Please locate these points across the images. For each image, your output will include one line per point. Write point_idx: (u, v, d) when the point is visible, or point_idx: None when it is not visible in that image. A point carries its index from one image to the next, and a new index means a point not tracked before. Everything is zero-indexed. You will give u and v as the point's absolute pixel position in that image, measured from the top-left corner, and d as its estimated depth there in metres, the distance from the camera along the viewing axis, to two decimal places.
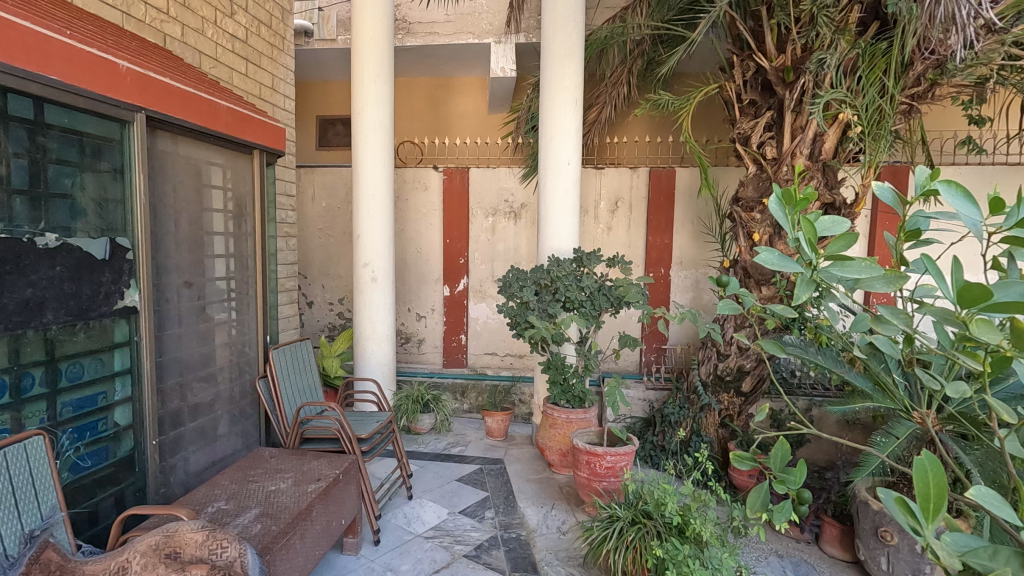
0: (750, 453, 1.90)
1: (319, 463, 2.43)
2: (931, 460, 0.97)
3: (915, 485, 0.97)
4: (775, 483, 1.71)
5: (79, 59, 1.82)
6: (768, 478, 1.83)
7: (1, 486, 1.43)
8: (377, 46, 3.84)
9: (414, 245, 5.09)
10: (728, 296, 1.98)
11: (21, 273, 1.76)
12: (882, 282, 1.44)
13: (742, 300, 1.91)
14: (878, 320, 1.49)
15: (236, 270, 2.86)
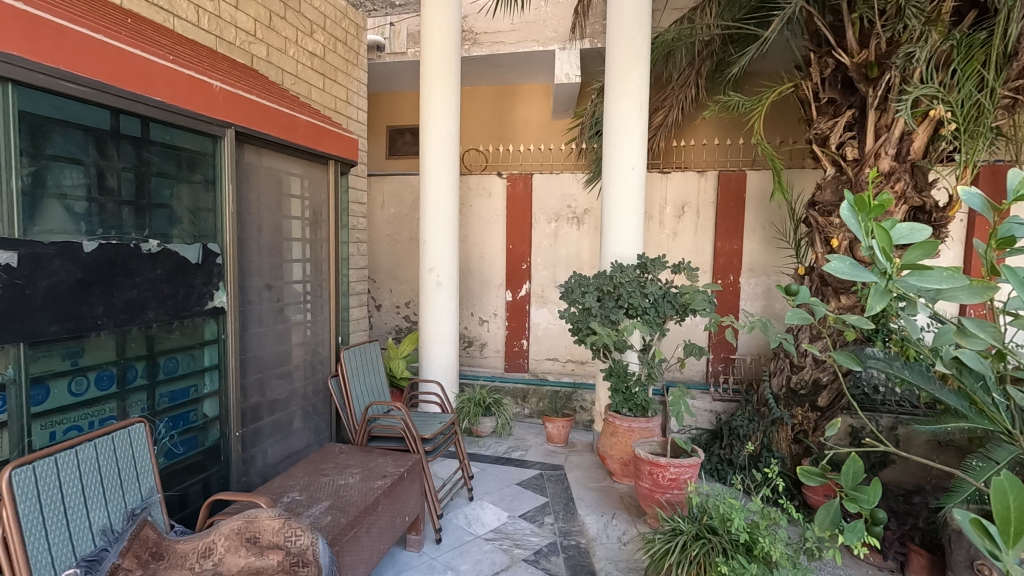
0: (821, 469, 1.90)
1: (385, 460, 2.53)
2: (1010, 483, 1.06)
3: (995, 507, 1.05)
4: (846, 501, 1.67)
5: (178, 81, 2.00)
6: (839, 496, 1.80)
7: (109, 468, 1.59)
8: (444, 58, 3.96)
9: (478, 250, 5.18)
10: (796, 306, 1.87)
11: (128, 274, 1.91)
12: (967, 293, 1.34)
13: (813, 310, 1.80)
14: (963, 333, 1.41)
15: (312, 274, 3.03)
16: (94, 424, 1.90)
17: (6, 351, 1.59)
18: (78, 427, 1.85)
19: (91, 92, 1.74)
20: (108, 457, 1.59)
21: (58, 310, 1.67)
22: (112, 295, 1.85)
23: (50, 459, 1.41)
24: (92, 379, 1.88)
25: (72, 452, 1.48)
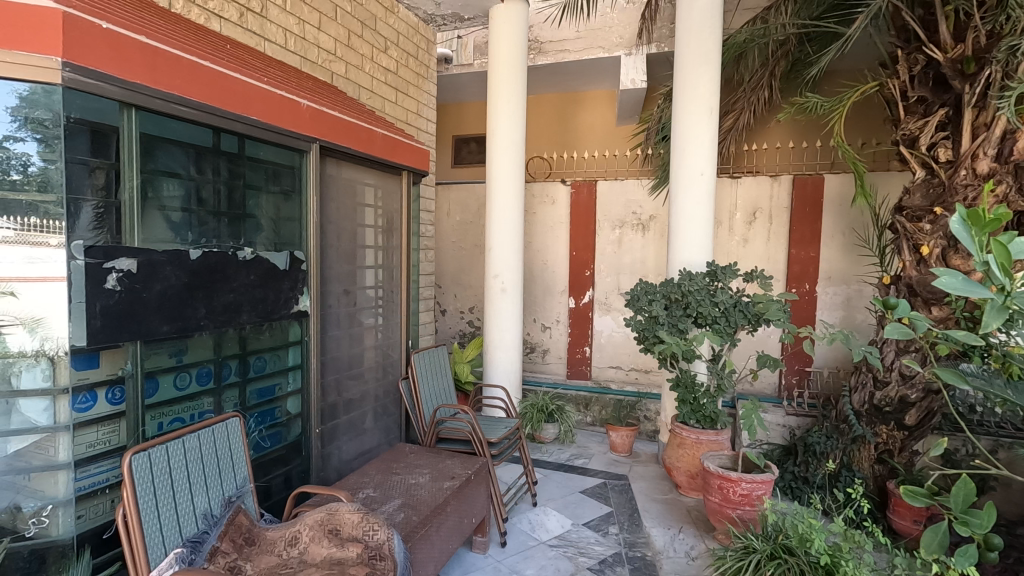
0: (922, 489, 1.72)
1: (453, 462, 2.59)
2: None
3: None
4: (956, 524, 1.54)
5: (271, 100, 2.18)
6: (947, 519, 1.63)
7: (209, 457, 1.73)
8: (511, 68, 4.04)
9: (542, 256, 5.22)
10: (895, 320, 1.76)
11: (226, 280, 2.08)
12: None
13: (915, 325, 1.71)
14: None
15: (384, 280, 3.16)
16: (195, 417, 2.07)
17: (125, 348, 1.78)
18: (181, 419, 2.02)
19: (198, 113, 1.92)
20: (209, 448, 1.73)
21: (168, 311, 1.84)
22: (213, 298, 2.02)
23: (161, 448, 1.56)
24: (193, 376, 2.04)
25: (178, 442, 1.62)
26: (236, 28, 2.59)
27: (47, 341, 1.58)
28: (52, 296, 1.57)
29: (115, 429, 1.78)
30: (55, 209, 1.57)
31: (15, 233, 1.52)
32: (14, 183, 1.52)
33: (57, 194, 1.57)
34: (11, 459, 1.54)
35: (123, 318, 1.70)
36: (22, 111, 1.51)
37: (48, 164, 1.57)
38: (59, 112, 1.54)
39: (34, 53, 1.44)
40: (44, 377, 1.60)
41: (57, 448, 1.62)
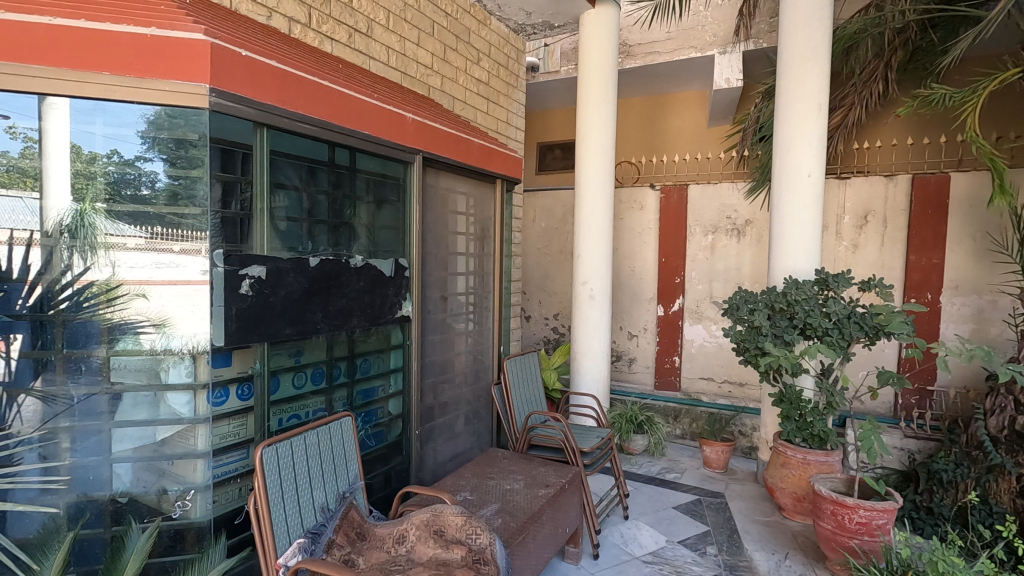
0: None
1: (546, 470, 2.58)
2: None
3: None
4: None
5: (381, 115, 2.30)
6: None
7: (325, 454, 1.82)
8: (602, 73, 4.00)
9: (629, 263, 5.12)
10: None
11: (340, 286, 2.20)
12: None
13: None
14: None
15: (477, 286, 3.22)
16: (310, 414, 2.20)
17: (255, 348, 1.93)
18: (298, 416, 2.15)
19: (319, 130, 2.05)
20: (325, 445, 1.83)
21: (291, 315, 1.99)
22: (329, 303, 2.15)
23: (287, 442, 1.68)
24: (309, 375, 2.18)
25: (301, 437, 1.74)
26: (345, 48, 2.77)
27: (182, 340, 1.75)
28: (182, 299, 1.74)
29: (244, 422, 1.93)
30: (179, 220, 1.73)
31: (146, 241, 1.71)
32: (146, 198, 1.71)
33: (182, 206, 1.73)
34: (158, 445, 1.74)
35: (254, 320, 1.85)
36: (150, 133, 1.67)
37: (175, 180, 1.72)
38: (181, 133, 1.69)
39: (187, 81, 1.60)
40: (187, 373, 1.77)
41: (196, 438, 1.78)
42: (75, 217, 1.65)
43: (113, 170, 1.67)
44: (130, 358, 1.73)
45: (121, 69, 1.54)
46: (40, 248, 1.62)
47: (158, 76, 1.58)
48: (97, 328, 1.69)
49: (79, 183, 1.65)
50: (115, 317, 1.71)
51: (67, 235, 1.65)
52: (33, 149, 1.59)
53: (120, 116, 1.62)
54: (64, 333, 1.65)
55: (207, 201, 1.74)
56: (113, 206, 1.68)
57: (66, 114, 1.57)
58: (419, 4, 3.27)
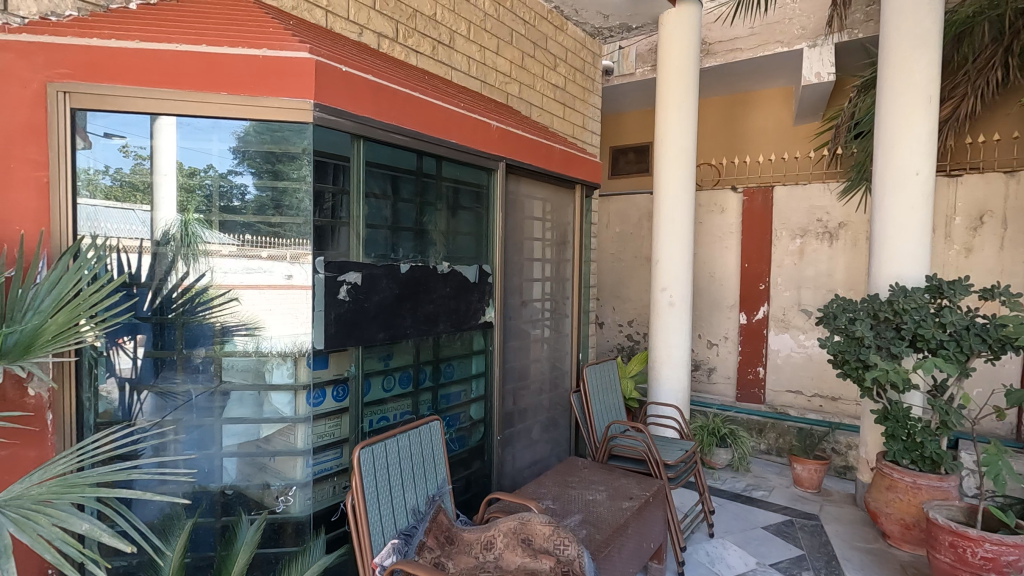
0: None
1: (629, 481, 2.51)
2: None
3: None
4: None
5: (467, 124, 2.36)
6: None
7: (416, 457, 1.86)
8: (682, 72, 3.88)
9: (708, 269, 4.92)
10: None
11: (427, 292, 2.25)
12: None
13: None
14: None
15: (555, 292, 3.20)
16: (397, 416, 2.26)
17: (350, 351, 2.01)
18: (387, 418, 2.22)
19: (410, 140, 2.12)
20: (416, 448, 1.87)
21: (383, 320, 2.06)
22: (417, 308, 2.21)
23: (381, 444, 1.73)
24: (397, 379, 2.24)
25: (393, 440, 1.78)
26: (429, 60, 2.86)
27: (271, 344, 1.83)
28: (281, 305, 1.83)
29: (338, 422, 2.01)
30: (268, 228, 1.81)
31: (238, 248, 1.80)
32: (237, 209, 1.79)
33: (271, 216, 1.81)
34: (262, 441, 1.84)
35: (350, 325, 1.93)
36: (241, 149, 1.75)
37: (262, 191, 1.80)
38: (270, 147, 1.77)
39: (295, 98, 1.69)
40: (289, 373, 1.85)
41: (296, 436, 1.86)
42: (181, 227, 1.76)
43: (209, 182, 1.76)
44: (237, 358, 1.82)
45: (236, 88, 1.65)
46: (149, 255, 1.74)
47: (269, 94, 1.68)
48: (208, 330, 1.80)
49: (183, 199, 1.76)
50: (216, 321, 1.81)
51: (173, 244, 1.76)
52: (143, 166, 1.72)
53: (229, 131, 1.72)
54: (182, 335, 1.78)
55: (306, 206, 1.81)
56: (208, 217, 1.78)
57: (173, 131, 1.69)
58: (498, 13, 3.32)
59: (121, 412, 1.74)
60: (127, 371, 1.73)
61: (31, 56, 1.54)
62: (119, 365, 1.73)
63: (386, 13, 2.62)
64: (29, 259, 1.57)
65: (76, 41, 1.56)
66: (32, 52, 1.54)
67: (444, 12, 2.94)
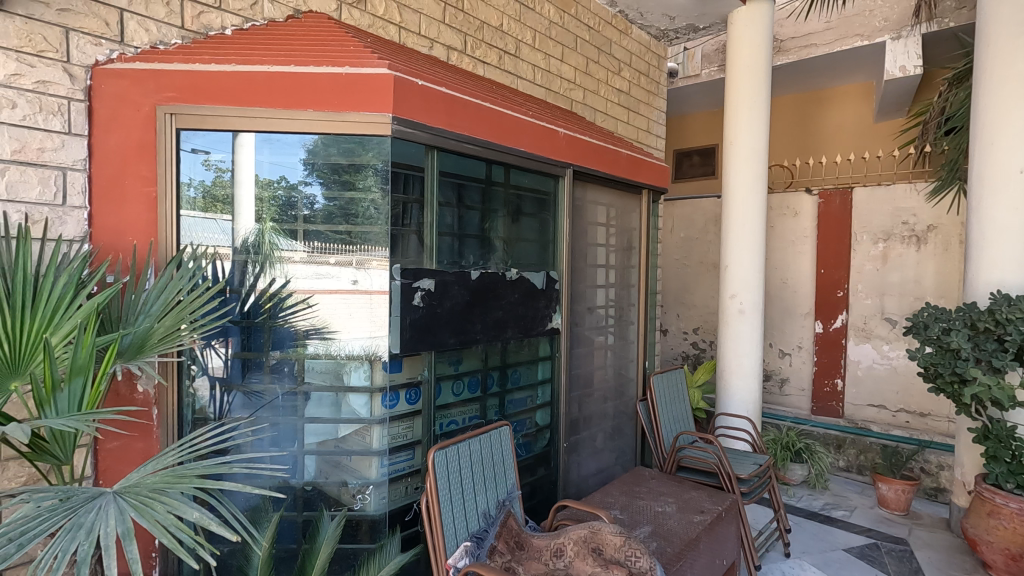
0: None
1: (699, 495, 2.44)
2: None
3: None
4: None
5: (537, 132, 2.38)
6: None
7: (487, 461, 1.89)
8: (754, 71, 3.74)
9: (780, 275, 4.72)
10: None
11: (496, 298, 2.29)
12: None
13: None
14: None
15: (620, 298, 3.16)
16: (466, 420, 2.31)
17: (423, 356, 2.07)
18: (456, 422, 2.26)
19: (481, 149, 2.16)
20: (487, 452, 1.90)
21: (455, 325, 2.11)
22: (487, 314, 2.25)
23: (454, 447, 1.77)
24: (466, 383, 2.28)
25: (465, 444, 1.82)
26: (496, 70, 2.91)
27: (342, 349, 1.91)
28: (357, 309, 1.90)
29: (411, 425, 2.07)
30: (351, 237, 1.88)
31: (307, 255, 1.87)
32: (299, 217, 1.86)
33: (339, 226, 1.87)
34: (339, 441, 1.93)
35: (424, 330, 1.99)
36: (309, 160, 1.84)
37: (330, 202, 1.87)
38: (335, 160, 1.84)
39: (375, 112, 1.76)
40: (366, 376, 1.93)
41: (372, 437, 1.94)
42: (258, 235, 1.86)
43: (281, 193, 1.85)
44: (318, 360, 1.91)
45: (320, 105, 1.75)
46: (230, 262, 1.85)
47: (351, 109, 1.76)
48: (289, 333, 1.89)
49: (260, 209, 1.85)
50: (297, 326, 1.89)
51: (252, 252, 1.86)
52: (223, 178, 1.82)
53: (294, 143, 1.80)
54: (269, 338, 1.88)
55: (373, 212, 1.88)
56: (291, 227, 1.86)
57: (250, 147, 1.80)
58: (563, 20, 3.34)
59: (214, 410, 1.86)
60: (219, 371, 1.86)
61: (143, 83, 1.69)
62: (212, 365, 1.85)
63: (455, 26, 2.70)
64: (140, 267, 1.73)
65: (181, 67, 1.70)
66: (144, 78, 1.69)
67: (510, 22, 2.99)
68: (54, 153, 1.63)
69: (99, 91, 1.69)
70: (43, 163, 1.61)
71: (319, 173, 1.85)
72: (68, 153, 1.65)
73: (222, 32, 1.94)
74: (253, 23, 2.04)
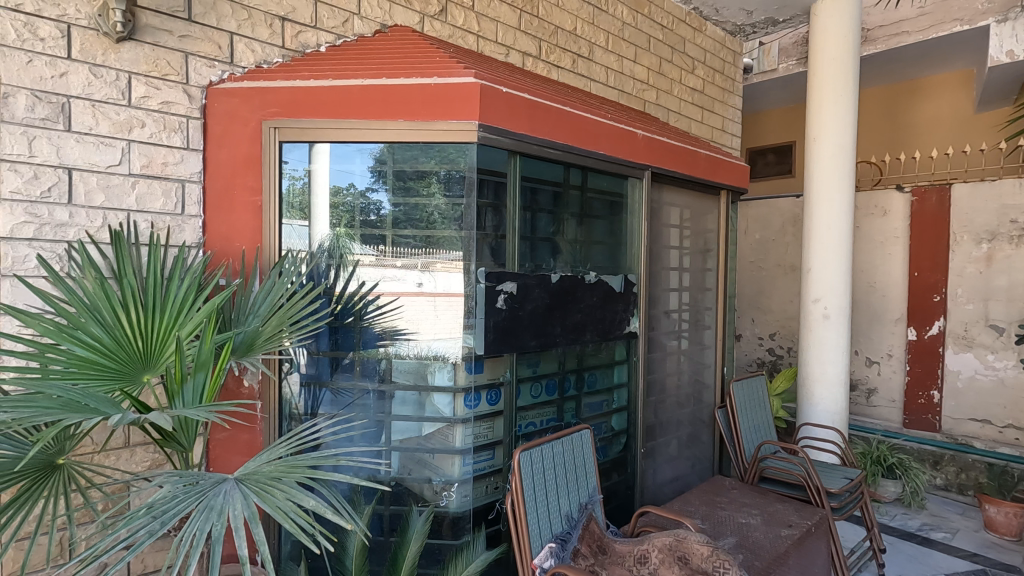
0: None
1: (786, 508, 2.33)
2: None
3: None
4: None
5: (616, 134, 2.37)
6: None
7: (569, 464, 1.90)
8: (840, 63, 3.54)
9: (867, 278, 4.45)
10: None
11: (575, 302, 2.31)
12: None
13: None
14: None
15: (695, 302, 3.08)
16: (544, 422, 2.32)
17: (505, 358, 2.10)
18: (534, 423, 2.28)
19: (561, 153, 2.17)
20: (569, 456, 1.91)
21: (535, 328, 2.15)
22: (566, 317, 2.28)
23: (538, 449, 1.79)
24: (544, 386, 2.30)
25: (549, 446, 1.84)
26: (569, 74, 2.93)
27: (410, 347, 1.97)
28: (442, 310, 1.95)
29: (492, 425, 2.10)
30: (433, 239, 1.94)
31: (375, 257, 1.94)
32: (375, 223, 1.93)
33: (404, 229, 1.93)
34: (423, 438, 1.99)
35: (506, 332, 2.04)
36: (376, 168, 1.90)
37: (393, 208, 1.92)
38: (402, 167, 1.90)
39: (463, 120, 1.81)
40: (449, 377, 1.98)
41: (454, 436, 1.99)
42: (333, 240, 1.93)
43: (350, 200, 1.92)
44: (403, 360, 1.98)
45: (411, 115, 1.82)
46: (307, 264, 1.91)
47: (439, 117, 1.82)
48: (375, 333, 1.96)
49: (338, 217, 1.92)
50: (382, 327, 1.97)
51: (327, 255, 1.92)
52: (297, 186, 1.89)
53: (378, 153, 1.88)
54: (359, 339, 1.96)
55: (437, 218, 1.94)
56: (379, 234, 1.93)
57: (327, 156, 1.88)
58: (636, 21, 3.30)
59: (306, 406, 1.96)
60: (310, 370, 1.95)
61: (250, 100, 1.83)
62: (304, 364, 1.95)
63: (530, 32, 2.74)
64: (248, 271, 1.86)
65: (284, 83, 1.83)
66: (251, 95, 1.83)
67: (584, 26, 2.99)
68: (176, 166, 1.80)
69: (213, 109, 1.84)
70: (166, 176, 1.79)
71: (403, 180, 1.91)
72: (187, 166, 1.82)
73: (317, 49, 2.07)
74: (345, 39, 2.15)
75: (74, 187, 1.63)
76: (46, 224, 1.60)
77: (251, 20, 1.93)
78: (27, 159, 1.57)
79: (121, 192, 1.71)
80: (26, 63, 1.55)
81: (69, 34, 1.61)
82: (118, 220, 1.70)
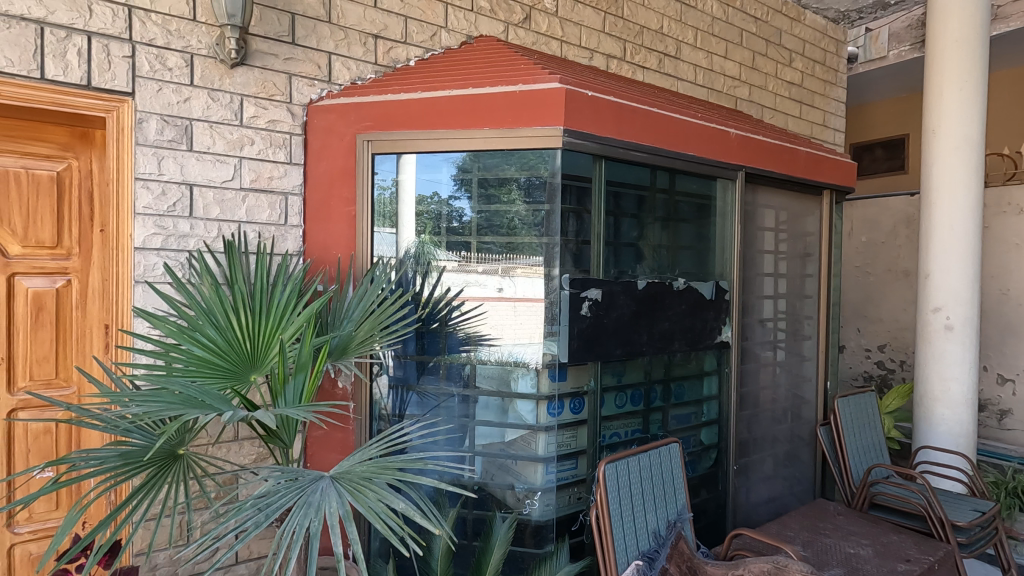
0: None
1: (902, 540, 2.11)
2: None
3: None
4: None
5: (705, 134, 2.27)
6: None
7: (657, 477, 1.83)
8: (963, 46, 3.19)
9: (999, 285, 3.94)
10: None
11: (663, 309, 2.23)
12: None
13: None
14: None
15: (794, 310, 2.87)
16: (628, 433, 2.25)
17: (589, 366, 2.06)
18: (619, 434, 2.22)
19: (648, 156, 2.11)
20: (656, 469, 1.84)
21: (621, 336, 2.09)
22: (654, 325, 2.20)
23: (623, 461, 1.74)
24: (629, 396, 2.23)
25: (635, 458, 1.78)
26: (655, 74, 2.84)
27: (492, 352, 1.98)
28: (527, 316, 1.94)
29: (575, 434, 2.06)
30: (515, 246, 1.94)
31: (458, 264, 1.96)
32: (459, 230, 1.95)
33: (488, 236, 1.95)
34: (506, 444, 1.99)
35: (591, 339, 2.00)
36: (460, 176, 1.92)
37: (475, 214, 1.94)
38: (486, 175, 1.92)
39: (546, 126, 1.81)
40: (533, 383, 1.97)
41: (538, 443, 1.98)
42: (419, 247, 1.98)
43: (435, 207, 1.96)
44: (487, 365, 1.99)
45: (495, 123, 1.84)
46: (395, 271, 1.98)
47: (523, 124, 1.82)
48: (459, 339, 1.99)
49: (423, 225, 1.97)
50: (465, 333, 1.99)
51: (414, 261, 1.98)
52: (385, 196, 1.96)
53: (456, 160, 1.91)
54: (444, 343, 2.00)
55: (518, 224, 1.93)
56: (463, 240, 1.96)
57: (413, 166, 1.94)
58: (727, 14, 3.15)
59: (394, 408, 2.03)
60: (398, 373, 2.02)
61: (346, 115, 1.93)
62: (392, 367, 2.01)
63: (614, 34, 2.69)
64: (343, 278, 1.96)
65: (376, 98, 1.92)
66: (347, 111, 1.93)
67: (671, 24, 2.89)
68: (280, 180, 1.94)
69: (313, 125, 1.97)
70: (272, 189, 1.93)
71: (488, 187, 1.92)
72: (289, 180, 1.96)
73: (407, 64, 2.15)
74: (433, 53, 2.22)
75: (194, 202, 1.80)
76: (171, 235, 1.77)
77: (348, 40, 2.04)
78: (157, 177, 1.74)
79: (233, 205, 1.86)
80: (157, 91, 1.73)
81: (192, 63, 1.78)
82: (230, 231, 1.86)
